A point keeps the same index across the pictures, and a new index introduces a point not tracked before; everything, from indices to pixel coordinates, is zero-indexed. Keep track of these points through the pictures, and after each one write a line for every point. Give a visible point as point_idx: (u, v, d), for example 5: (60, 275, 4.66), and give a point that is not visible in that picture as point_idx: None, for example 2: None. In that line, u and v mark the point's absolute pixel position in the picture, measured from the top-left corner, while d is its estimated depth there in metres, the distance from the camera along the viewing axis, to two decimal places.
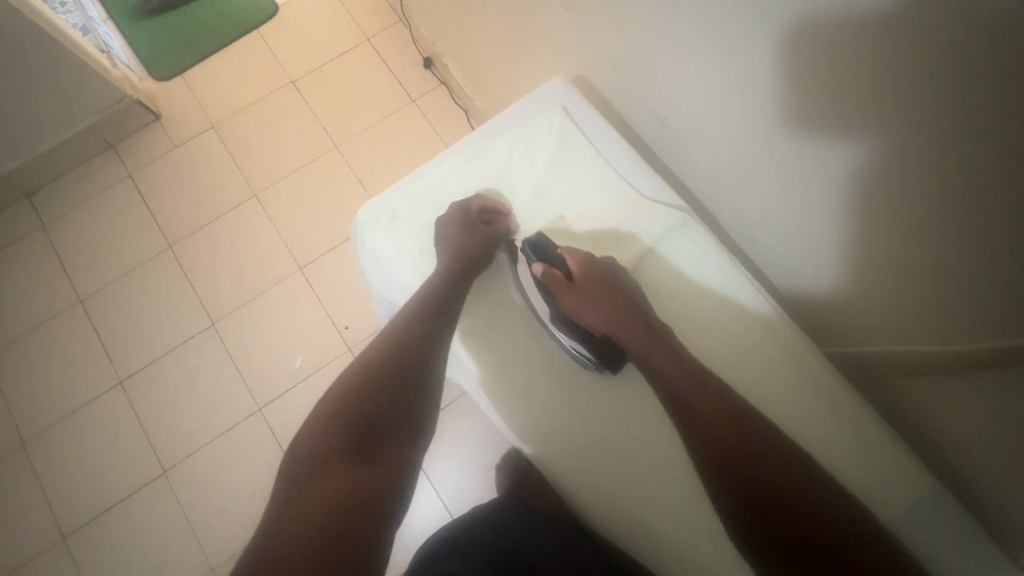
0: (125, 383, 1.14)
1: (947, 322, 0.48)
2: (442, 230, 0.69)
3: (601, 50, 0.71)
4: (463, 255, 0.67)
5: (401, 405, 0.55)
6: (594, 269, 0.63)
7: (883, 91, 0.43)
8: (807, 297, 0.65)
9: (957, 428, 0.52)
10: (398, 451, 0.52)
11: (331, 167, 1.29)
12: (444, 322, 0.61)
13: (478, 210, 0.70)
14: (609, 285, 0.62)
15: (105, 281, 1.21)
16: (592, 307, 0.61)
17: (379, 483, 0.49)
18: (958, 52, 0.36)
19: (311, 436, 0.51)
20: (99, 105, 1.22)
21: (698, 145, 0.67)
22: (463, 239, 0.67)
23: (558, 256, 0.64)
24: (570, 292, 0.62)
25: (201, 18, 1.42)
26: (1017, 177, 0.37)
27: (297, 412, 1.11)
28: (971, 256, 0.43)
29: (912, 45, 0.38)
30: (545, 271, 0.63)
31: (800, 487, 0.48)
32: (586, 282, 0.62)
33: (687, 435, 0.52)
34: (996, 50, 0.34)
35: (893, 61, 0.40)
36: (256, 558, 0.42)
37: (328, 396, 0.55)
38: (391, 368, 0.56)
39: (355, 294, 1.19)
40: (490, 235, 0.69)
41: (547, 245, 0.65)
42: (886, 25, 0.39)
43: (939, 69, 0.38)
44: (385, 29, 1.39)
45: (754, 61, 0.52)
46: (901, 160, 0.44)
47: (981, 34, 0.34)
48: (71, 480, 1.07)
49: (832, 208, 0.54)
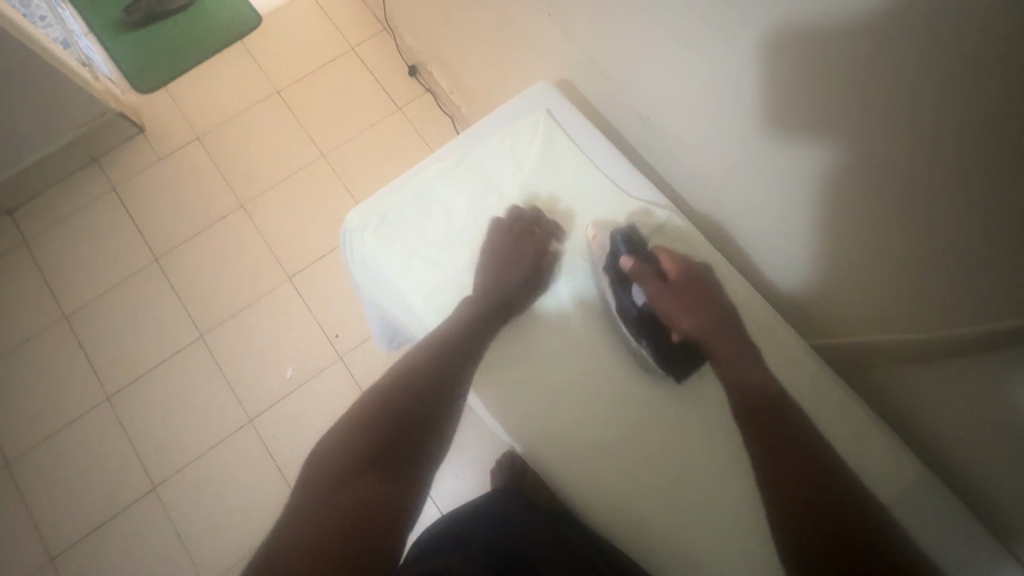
0: (112, 399, 1.13)
1: (932, 311, 0.49)
2: (493, 236, 0.69)
3: (585, 55, 0.73)
4: (503, 270, 0.67)
5: (423, 424, 0.56)
6: (688, 271, 0.62)
7: (856, 88, 0.44)
8: (792, 292, 0.66)
9: (946, 414, 0.53)
10: (418, 464, 0.53)
11: (318, 175, 1.28)
12: (477, 343, 0.62)
13: (542, 226, 0.69)
14: (706, 292, 0.61)
15: (90, 296, 1.20)
16: (692, 313, 0.60)
17: (395, 494, 0.50)
18: (928, 48, 0.37)
19: (339, 439, 0.53)
20: (82, 119, 1.22)
21: (681, 144, 0.68)
22: (521, 262, 0.67)
23: (648, 252, 0.63)
24: (665, 291, 0.61)
25: (184, 29, 1.41)
26: (989, 165, 0.38)
27: (288, 422, 1.10)
28: (950, 245, 0.44)
29: (883, 43, 0.40)
30: (637, 264, 0.62)
31: (816, 474, 0.50)
32: (681, 284, 0.61)
33: (758, 442, 0.54)
34: (964, 45, 0.35)
35: (865, 58, 0.42)
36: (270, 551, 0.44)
37: (359, 408, 0.56)
38: (421, 384, 0.58)
39: (346, 303, 1.19)
40: (540, 247, 0.68)
41: (638, 239, 0.64)
42: (858, 25, 0.41)
43: (910, 65, 0.39)
44: (369, 38, 1.39)
45: (733, 60, 0.53)
46: (877, 154, 0.45)
47: (953, 29, 0.35)
48: (60, 499, 1.06)
49: (812, 204, 0.55)
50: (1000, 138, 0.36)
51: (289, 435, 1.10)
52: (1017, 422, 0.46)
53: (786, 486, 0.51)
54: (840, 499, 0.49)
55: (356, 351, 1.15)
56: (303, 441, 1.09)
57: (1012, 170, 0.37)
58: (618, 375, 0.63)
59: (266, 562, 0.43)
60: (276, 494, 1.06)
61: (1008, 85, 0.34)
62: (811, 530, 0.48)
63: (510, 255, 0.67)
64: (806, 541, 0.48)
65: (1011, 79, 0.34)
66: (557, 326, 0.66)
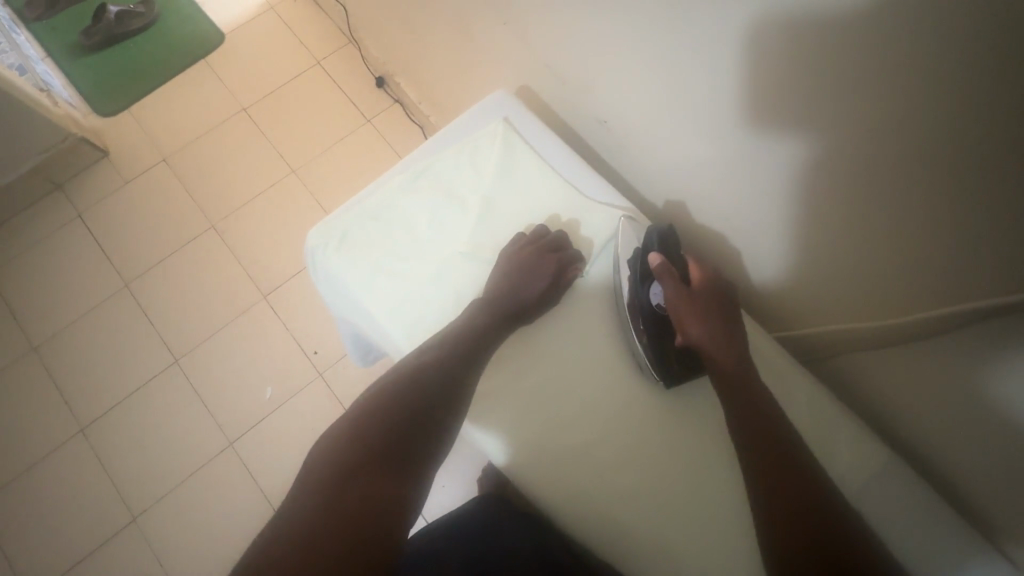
0: (87, 430, 1.10)
1: (889, 298, 0.51)
2: (516, 249, 0.68)
3: (543, 62, 0.73)
4: (516, 278, 0.66)
5: (425, 423, 0.54)
6: (712, 287, 0.61)
7: (797, 86, 0.45)
8: (756, 284, 0.67)
9: (909, 399, 0.54)
10: (418, 463, 0.52)
11: (290, 191, 1.27)
12: (482, 347, 0.62)
13: (564, 249, 0.68)
14: (722, 310, 0.60)
15: (60, 326, 1.17)
16: (706, 328, 0.59)
17: (393, 494, 0.48)
18: (862, 42, 0.38)
19: (341, 437, 0.52)
20: (42, 146, 1.19)
21: (641, 146, 0.69)
22: (541, 274, 0.65)
23: (680, 259, 0.63)
24: (685, 297, 0.60)
25: (145, 51, 1.40)
26: (932, 149, 0.39)
27: (269, 443, 1.09)
28: (903, 232, 0.45)
29: (818, 41, 0.41)
30: (665, 264, 0.60)
31: (791, 462, 0.50)
32: (701, 295, 0.60)
33: (736, 432, 0.53)
34: (896, 39, 0.36)
35: (802, 57, 0.43)
36: (266, 545, 0.43)
37: (362, 406, 0.55)
38: (424, 384, 0.57)
39: (323, 319, 1.18)
40: (561, 262, 0.67)
41: (672, 243, 0.63)
42: (793, 25, 0.42)
43: (847, 61, 0.40)
44: (335, 51, 1.38)
45: (685, 62, 0.53)
46: (826, 147, 0.46)
47: (883, 22, 0.36)
48: (36, 537, 1.03)
49: (769, 197, 0.56)
50: (956, 124, 0.37)
51: (271, 455, 1.08)
52: (994, 410, 0.46)
53: (761, 473, 0.50)
54: (836, 516, 0.47)
55: (337, 367, 1.14)
56: (287, 462, 1.08)
57: (951, 151, 0.38)
58: (595, 378, 0.63)
59: (260, 556, 0.42)
60: (261, 518, 1.04)
61: (961, 71, 0.34)
62: (798, 542, 0.46)
63: (528, 265, 0.66)
64: (788, 548, 0.46)
65: (963, 64, 0.34)
66: (528, 332, 0.66)
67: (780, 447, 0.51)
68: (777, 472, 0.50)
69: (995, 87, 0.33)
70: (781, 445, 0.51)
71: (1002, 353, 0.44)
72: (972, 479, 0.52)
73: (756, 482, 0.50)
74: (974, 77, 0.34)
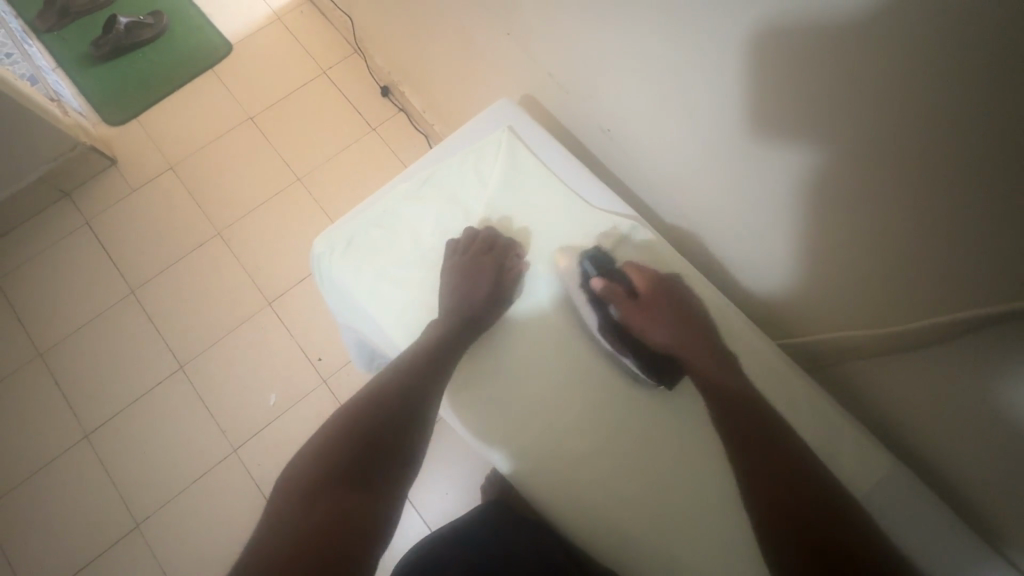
0: (91, 437, 1.10)
1: (889, 307, 0.51)
2: (451, 257, 0.71)
3: (546, 71, 0.74)
4: (466, 290, 0.69)
5: (393, 438, 0.56)
6: (657, 284, 0.66)
7: (793, 93, 0.46)
8: (760, 291, 0.67)
9: (911, 407, 0.55)
10: (390, 477, 0.54)
11: (294, 199, 1.28)
12: (450, 358, 0.63)
13: (499, 244, 0.71)
14: (675, 304, 0.64)
15: (66, 332, 1.18)
16: (666, 330, 0.64)
17: (367, 507, 0.50)
18: (857, 49, 0.39)
19: (313, 456, 0.54)
20: (52, 155, 1.21)
21: (641, 151, 0.70)
22: (481, 279, 0.68)
23: (619, 271, 0.67)
24: (636, 308, 0.64)
25: (153, 61, 1.42)
26: (925, 153, 0.40)
27: (272, 450, 1.09)
28: (904, 236, 0.46)
29: (813, 49, 0.42)
30: (607, 285, 0.65)
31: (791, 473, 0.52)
32: (651, 300, 0.65)
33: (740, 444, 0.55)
34: (890, 44, 0.37)
35: (797, 64, 0.44)
36: (246, 564, 0.45)
37: (330, 426, 0.57)
38: (389, 401, 0.59)
39: (327, 326, 1.18)
40: (496, 262, 0.70)
41: (608, 260, 0.67)
42: (788, 33, 0.43)
43: (840, 68, 0.41)
44: (340, 61, 1.40)
45: (687, 70, 0.54)
46: (825, 152, 0.47)
47: (877, 28, 0.37)
48: (39, 543, 1.03)
49: (769, 203, 0.57)
50: (958, 129, 0.37)
51: (274, 462, 1.08)
52: (998, 418, 0.46)
53: (764, 484, 0.53)
54: (840, 525, 0.49)
55: (340, 374, 1.14)
56: None
57: (946, 155, 0.39)
58: (597, 384, 0.63)
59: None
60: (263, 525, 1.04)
61: (964, 74, 0.34)
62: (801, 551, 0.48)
63: (470, 275, 0.69)
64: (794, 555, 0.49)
65: (967, 68, 0.34)
66: (534, 336, 0.66)
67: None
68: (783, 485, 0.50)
69: (998, 91, 0.33)
70: (782, 457, 0.53)
71: (1000, 360, 0.44)
72: (974, 487, 0.52)
73: (760, 492, 0.53)
74: (977, 81, 0.34)
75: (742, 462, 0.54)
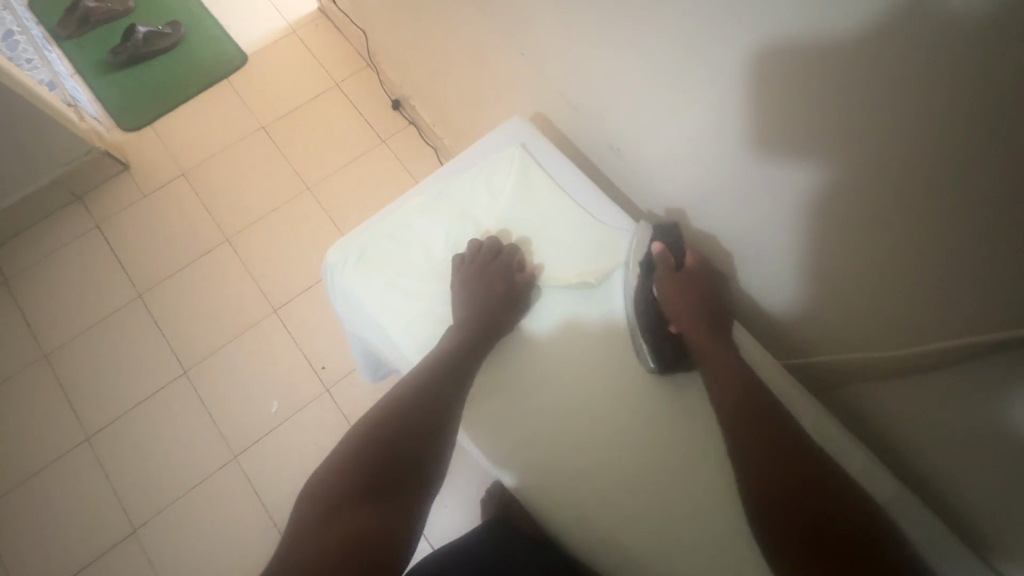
0: (92, 440, 1.10)
1: (890, 329, 0.52)
2: (459, 270, 0.71)
3: (557, 89, 0.76)
4: (478, 300, 0.68)
5: (411, 451, 0.56)
6: (705, 275, 0.66)
7: (797, 115, 0.47)
8: (764, 310, 0.68)
9: (914, 428, 0.55)
10: (410, 492, 0.54)
11: (303, 208, 1.29)
12: (463, 371, 0.63)
13: (503, 252, 0.72)
14: (710, 297, 0.65)
15: (72, 334, 1.19)
16: (691, 316, 0.64)
17: (389, 523, 0.50)
18: (858, 72, 0.40)
19: (333, 474, 0.54)
20: (66, 158, 1.23)
21: (650, 171, 0.71)
22: (489, 288, 0.68)
23: (679, 246, 0.68)
24: (678, 285, 0.65)
25: (169, 69, 1.44)
26: (924, 174, 0.41)
27: (272, 458, 1.09)
28: (906, 257, 0.46)
29: (815, 71, 0.43)
30: (663, 252, 0.66)
31: (794, 484, 0.51)
32: (694, 282, 0.66)
33: (745, 457, 0.54)
34: (891, 68, 0.38)
35: (800, 87, 0.45)
36: None
37: (348, 443, 0.57)
38: (405, 415, 0.58)
39: (331, 335, 1.19)
40: (501, 269, 0.70)
41: (674, 235, 0.68)
42: (792, 56, 0.44)
43: (842, 91, 0.42)
44: (352, 74, 1.42)
45: (695, 92, 0.55)
46: (827, 172, 0.48)
47: (877, 52, 0.38)
48: (34, 547, 1.03)
49: (775, 225, 0.57)
50: (956, 146, 0.37)
51: (273, 470, 1.08)
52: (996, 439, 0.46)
53: (771, 492, 0.51)
54: (852, 537, 0.47)
55: (343, 383, 1.15)
56: (289, 476, 1.08)
57: (942, 177, 0.39)
58: (601, 399, 0.63)
59: None
60: (260, 534, 1.03)
61: (959, 95, 0.35)
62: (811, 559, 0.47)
63: (479, 285, 0.68)
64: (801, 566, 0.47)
65: (962, 89, 0.35)
66: (542, 350, 0.67)
67: (794, 477, 0.51)
68: (787, 503, 0.50)
69: (991, 113, 0.34)
70: (788, 468, 0.52)
71: (997, 379, 0.44)
72: (977, 509, 0.52)
73: (768, 502, 0.51)
74: (972, 100, 0.35)
75: (748, 474, 0.53)
